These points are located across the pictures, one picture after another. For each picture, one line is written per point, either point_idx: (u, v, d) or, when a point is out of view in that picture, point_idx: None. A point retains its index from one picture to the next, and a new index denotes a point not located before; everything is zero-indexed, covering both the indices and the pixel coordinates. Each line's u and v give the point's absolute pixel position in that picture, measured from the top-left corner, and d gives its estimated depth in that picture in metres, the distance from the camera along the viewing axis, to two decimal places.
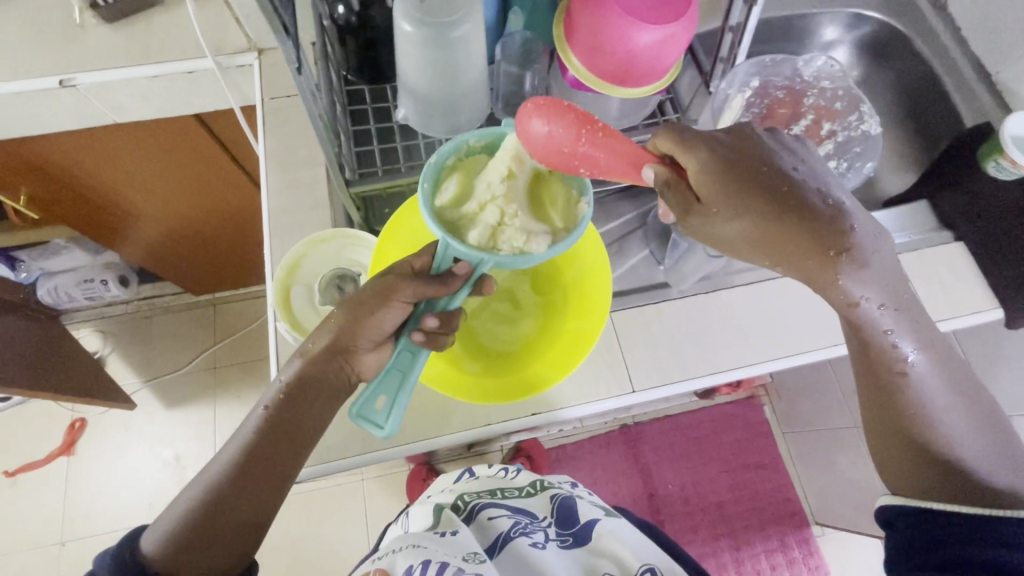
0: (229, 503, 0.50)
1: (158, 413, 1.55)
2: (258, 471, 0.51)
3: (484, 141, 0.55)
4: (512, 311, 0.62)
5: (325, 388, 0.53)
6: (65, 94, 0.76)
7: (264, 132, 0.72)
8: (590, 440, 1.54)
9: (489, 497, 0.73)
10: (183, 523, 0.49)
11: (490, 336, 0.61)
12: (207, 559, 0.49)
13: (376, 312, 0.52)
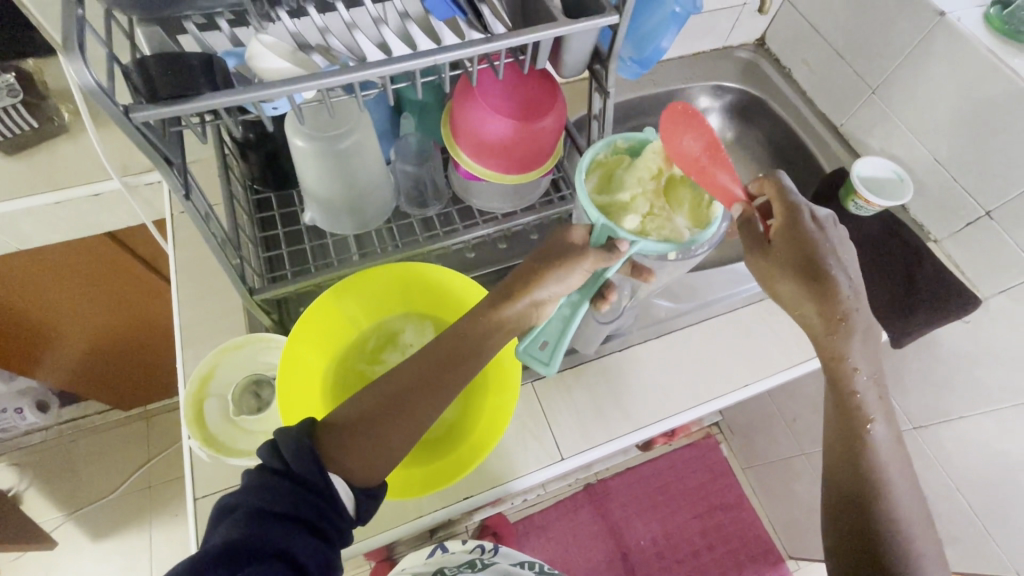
0: (385, 423, 0.50)
1: (84, 548, 1.40)
2: (388, 435, 0.50)
3: (630, 143, 0.57)
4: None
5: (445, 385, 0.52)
6: None
7: (175, 244, 0.73)
8: (556, 505, 1.51)
9: None
10: (331, 435, 0.49)
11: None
12: (357, 462, 0.48)
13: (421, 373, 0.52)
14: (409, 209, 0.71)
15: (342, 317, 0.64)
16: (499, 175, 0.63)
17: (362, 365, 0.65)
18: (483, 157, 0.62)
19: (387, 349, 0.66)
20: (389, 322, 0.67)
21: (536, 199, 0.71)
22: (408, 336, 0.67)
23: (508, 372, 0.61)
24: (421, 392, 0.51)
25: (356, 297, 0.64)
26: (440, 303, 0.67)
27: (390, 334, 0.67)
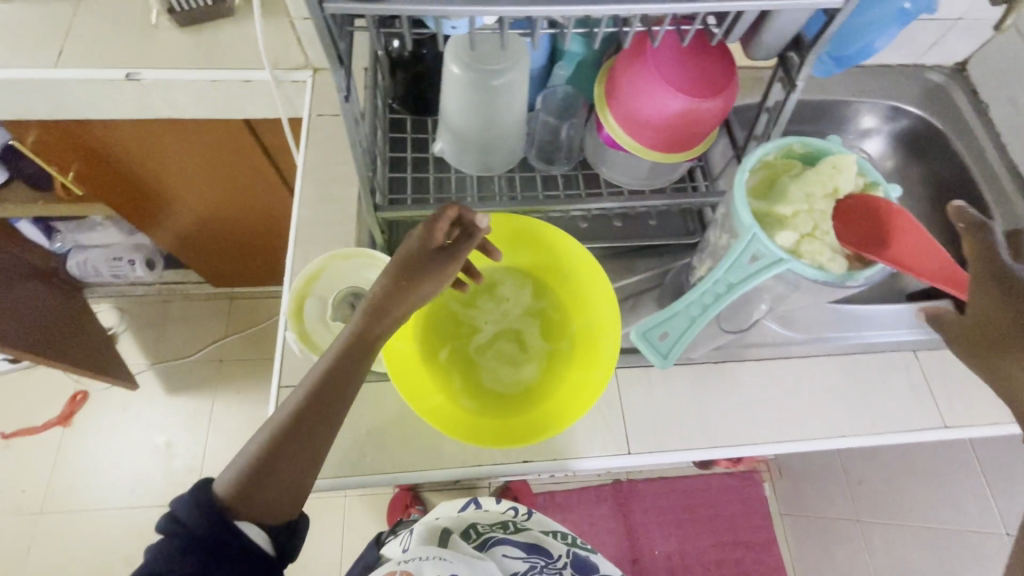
0: (278, 462, 0.50)
1: (158, 397, 1.55)
2: (290, 463, 0.50)
3: (807, 148, 0.51)
4: (515, 354, 0.62)
5: (325, 403, 0.52)
6: (129, 87, 0.80)
7: (308, 146, 0.75)
8: (580, 490, 1.50)
9: (502, 532, 0.76)
10: (235, 483, 0.49)
11: (486, 383, 0.60)
12: (267, 494, 0.50)
13: (312, 396, 0.51)
14: (537, 162, 0.68)
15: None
16: (643, 150, 0.59)
17: (453, 304, 0.64)
18: (632, 127, 0.58)
19: (479, 296, 0.65)
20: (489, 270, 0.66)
21: (668, 184, 0.67)
22: (503, 290, 0.65)
23: (599, 356, 0.58)
24: (310, 427, 0.51)
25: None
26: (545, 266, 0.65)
27: (486, 282, 0.65)
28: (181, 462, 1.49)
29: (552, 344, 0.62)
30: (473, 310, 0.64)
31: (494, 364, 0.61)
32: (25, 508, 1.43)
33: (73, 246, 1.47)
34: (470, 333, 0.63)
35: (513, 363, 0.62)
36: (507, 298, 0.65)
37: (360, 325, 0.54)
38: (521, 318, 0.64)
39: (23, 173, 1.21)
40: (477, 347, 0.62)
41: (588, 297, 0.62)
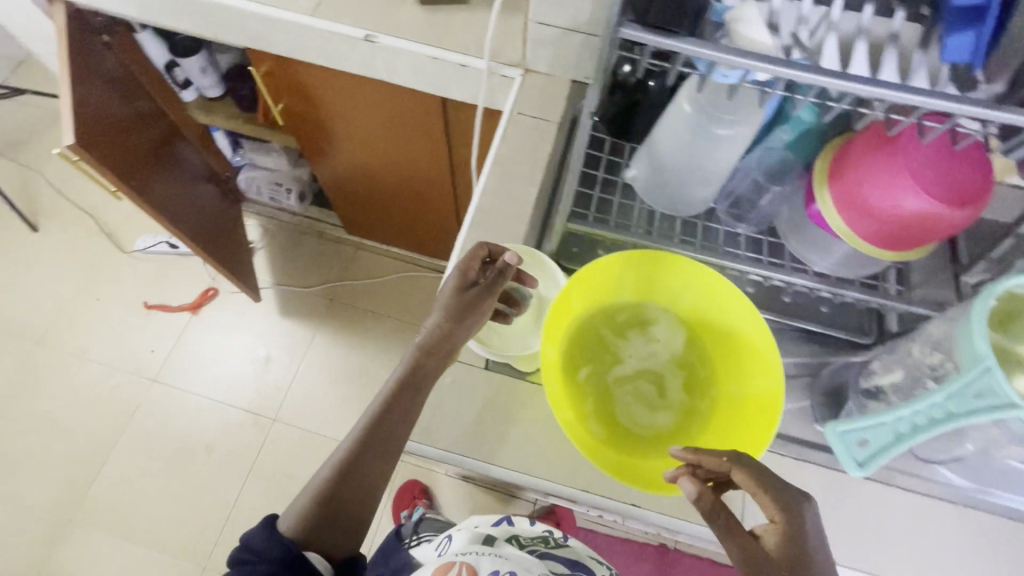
0: (343, 494, 0.58)
1: (271, 314, 1.70)
2: (351, 491, 0.58)
3: None
4: (653, 399, 0.61)
5: (387, 442, 0.59)
6: (363, 46, 0.89)
7: (502, 140, 0.79)
8: (623, 541, 1.45)
9: (546, 547, 0.70)
10: (303, 518, 0.55)
11: (619, 418, 0.60)
12: (335, 527, 0.56)
13: (371, 430, 0.59)
14: (726, 216, 0.68)
15: (615, 279, 0.63)
16: (852, 236, 0.56)
17: (605, 330, 0.64)
18: (850, 210, 0.56)
19: (631, 330, 0.64)
20: (648, 307, 0.65)
21: (856, 277, 0.64)
22: (656, 331, 0.64)
23: (749, 434, 0.55)
24: (363, 468, 0.59)
25: (642, 269, 0.62)
26: (708, 320, 0.63)
27: (642, 319, 0.65)
28: (275, 379, 1.62)
29: (693, 401, 0.61)
30: (623, 343, 0.63)
31: (630, 402, 0.61)
32: (142, 371, 1.61)
33: (248, 163, 1.66)
34: (614, 363, 0.63)
35: (650, 408, 0.61)
36: (658, 341, 0.64)
37: (413, 359, 0.60)
38: (667, 365, 0.63)
39: (237, 93, 1.38)
40: (618, 378, 0.62)
41: (748, 369, 0.59)
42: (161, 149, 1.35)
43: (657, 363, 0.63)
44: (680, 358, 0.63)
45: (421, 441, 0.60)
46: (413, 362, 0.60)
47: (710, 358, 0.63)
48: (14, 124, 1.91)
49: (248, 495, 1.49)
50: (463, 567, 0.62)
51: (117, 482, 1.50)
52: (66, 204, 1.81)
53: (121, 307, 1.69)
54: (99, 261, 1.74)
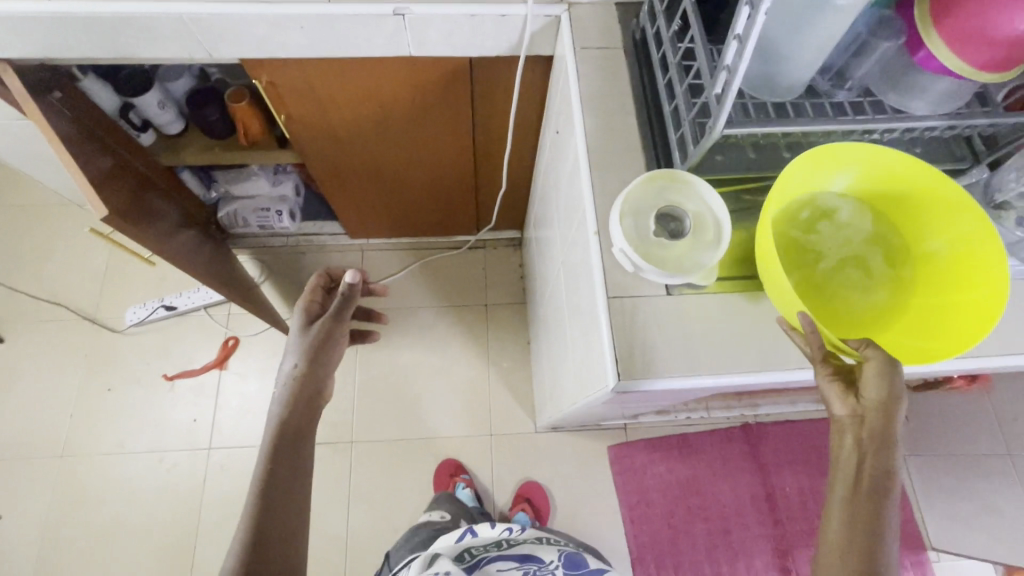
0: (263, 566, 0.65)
1: None
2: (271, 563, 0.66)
3: None
4: (864, 279, 0.66)
5: (283, 487, 0.73)
6: (392, 23, 0.83)
7: (580, 79, 0.79)
8: (712, 432, 1.57)
9: (496, 550, 0.88)
10: None
11: (841, 308, 0.65)
12: None
13: (264, 481, 0.73)
14: (829, 88, 0.71)
15: (796, 180, 0.66)
16: (969, 70, 0.62)
17: (799, 232, 0.67)
18: (965, 47, 0.61)
19: (820, 225, 0.68)
20: (828, 200, 0.68)
21: (960, 109, 0.68)
22: (839, 219, 0.68)
23: (974, 279, 0.61)
24: (271, 520, 0.69)
25: (821, 163, 0.65)
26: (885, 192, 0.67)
27: (824, 211, 0.68)
28: (337, 404, 1.56)
29: (899, 269, 0.66)
30: (817, 240, 0.67)
31: (846, 290, 0.66)
32: (192, 444, 1.50)
33: (225, 196, 1.52)
34: (816, 262, 0.67)
35: (863, 288, 0.66)
36: (846, 227, 0.68)
37: (277, 426, 0.80)
38: (861, 245, 0.68)
39: (205, 121, 1.22)
40: (825, 272, 0.66)
41: (941, 222, 0.65)
42: (147, 205, 1.20)
43: (854, 247, 0.68)
44: (869, 235, 0.68)
45: (647, 376, 0.64)
46: (284, 416, 0.81)
47: (895, 226, 0.68)
48: None
49: (358, 521, 1.46)
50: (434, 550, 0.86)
51: (216, 560, 1.42)
52: (24, 305, 1.60)
53: (140, 390, 1.54)
54: (92, 352, 1.57)
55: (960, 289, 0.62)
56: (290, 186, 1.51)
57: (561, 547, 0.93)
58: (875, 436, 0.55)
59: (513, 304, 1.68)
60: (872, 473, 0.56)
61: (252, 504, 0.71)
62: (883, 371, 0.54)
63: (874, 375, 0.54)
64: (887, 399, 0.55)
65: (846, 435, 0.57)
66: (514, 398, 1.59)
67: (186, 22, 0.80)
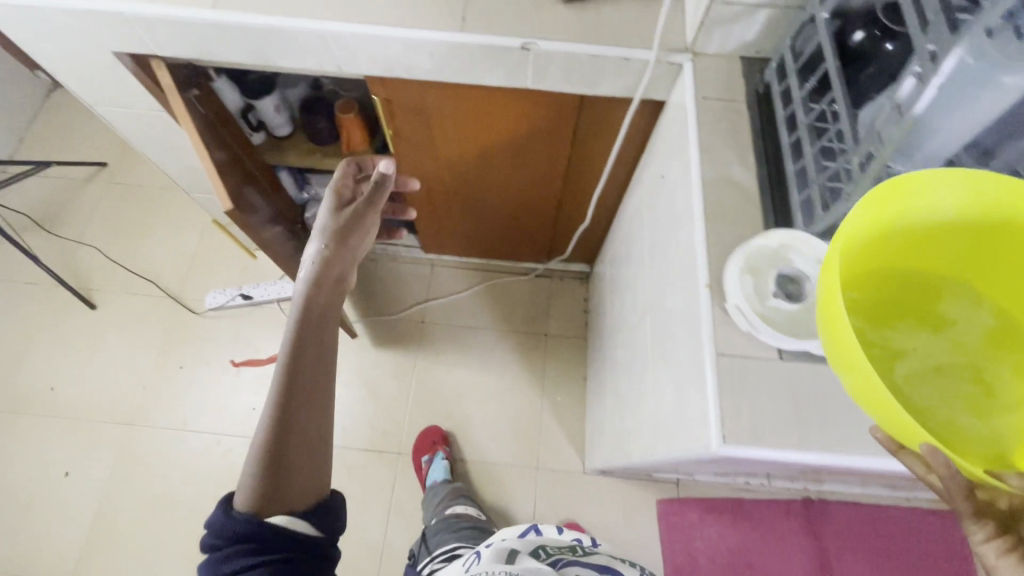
0: (290, 454, 0.63)
1: (365, 348, 1.65)
2: (302, 454, 0.64)
3: None
4: (977, 391, 0.50)
5: (310, 370, 0.68)
6: (517, 56, 0.85)
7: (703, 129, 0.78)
8: (769, 501, 1.48)
9: (571, 554, 0.61)
10: (252, 497, 0.61)
11: (975, 437, 0.48)
12: (294, 481, 0.63)
13: (291, 359, 0.68)
14: None
15: (882, 253, 0.54)
16: None
17: (892, 326, 0.54)
18: None
19: (929, 328, 0.54)
20: (925, 284, 0.55)
21: None
22: (959, 318, 0.54)
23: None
24: (301, 406, 0.66)
25: (917, 230, 0.53)
26: (1018, 281, 0.52)
27: (934, 306, 0.55)
28: (391, 413, 1.57)
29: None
30: (921, 337, 0.54)
31: (981, 416, 0.49)
32: (248, 432, 1.55)
33: (314, 199, 1.59)
34: (915, 365, 0.53)
35: (992, 406, 0.49)
36: (984, 333, 0.53)
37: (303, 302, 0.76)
38: (997, 356, 0.52)
39: (314, 128, 1.30)
40: (922, 380, 0.52)
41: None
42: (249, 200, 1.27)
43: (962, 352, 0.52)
44: (1012, 344, 0.52)
45: (754, 443, 0.60)
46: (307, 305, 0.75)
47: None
48: (41, 204, 1.80)
49: (395, 534, 1.45)
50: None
51: None
52: (120, 275, 1.72)
53: (208, 371, 1.61)
54: (172, 329, 1.66)
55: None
56: (374, 194, 1.57)
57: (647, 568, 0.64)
58: None
59: (574, 338, 1.66)
60: None
61: (271, 399, 0.65)
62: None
63: None
64: None
65: None
66: (564, 434, 1.55)
67: (327, 40, 0.86)
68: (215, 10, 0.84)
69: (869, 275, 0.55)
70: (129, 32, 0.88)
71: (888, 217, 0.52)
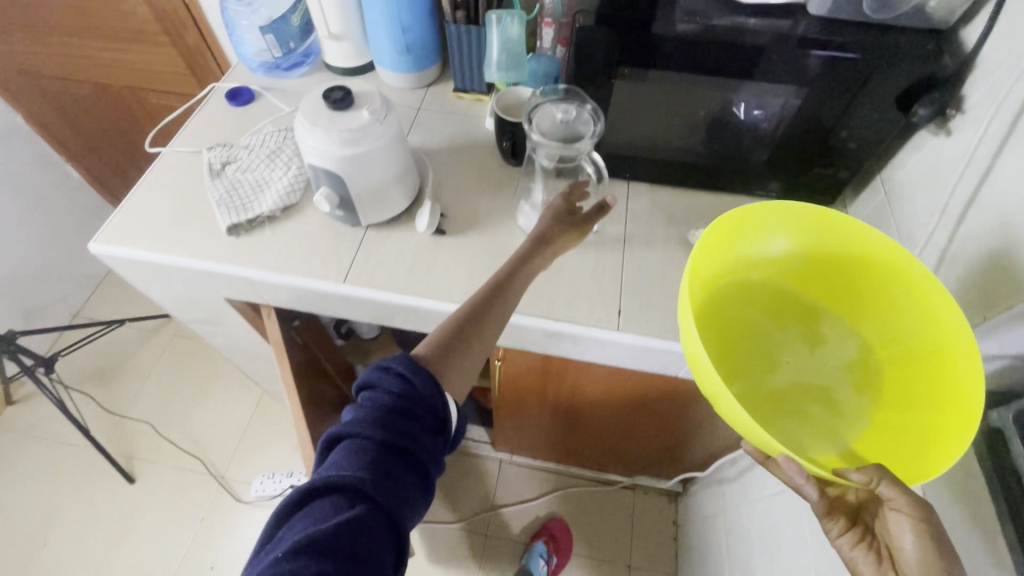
0: (472, 341, 0.62)
1: (420, 563, 1.43)
2: (473, 342, 0.62)
3: None
4: (799, 370, 0.67)
5: (516, 284, 0.67)
6: (679, 359, 0.74)
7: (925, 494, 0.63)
8: None
9: None
10: (436, 352, 0.59)
11: (809, 438, 0.62)
12: (465, 359, 0.61)
13: (515, 276, 0.67)
14: None
15: (730, 281, 0.69)
16: None
17: (742, 340, 0.69)
18: None
19: (776, 343, 0.69)
20: (744, 272, 0.69)
21: None
22: (822, 339, 0.69)
23: (955, 391, 0.54)
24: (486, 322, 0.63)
25: (752, 257, 0.69)
26: (841, 297, 0.69)
27: (782, 321, 0.70)
28: None
29: (864, 378, 0.65)
30: (772, 357, 0.68)
31: (821, 422, 0.63)
32: None
33: None
34: (773, 373, 0.67)
35: (838, 420, 0.63)
36: (822, 338, 0.68)
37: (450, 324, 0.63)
38: (823, 360, 0.67)
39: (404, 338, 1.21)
40: (746, 350, 0.68)
41: (912, 324, 0.62)
42: (327, 415, 1.15)
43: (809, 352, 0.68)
44: (835, 351, 0.68)
45: None
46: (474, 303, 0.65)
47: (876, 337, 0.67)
48: (99, 356, 1.73)
49: None
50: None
51: None
52: (165, 443, 1.58)
53: None
54: (210, 518, 1.48)
55: (941, 404, 0.56)
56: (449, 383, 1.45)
57: None
58: None
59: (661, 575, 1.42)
60: None
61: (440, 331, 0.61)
62: (912, 532, 0.51)
63: (920, 531, 0.50)
64: (929, 559, 0.50)
65: None
66: None
67: None
68: (345, 282, 0.78)
69: (723, 295, 0.69)
70: (249, 290, 0.81)
71: (728, 254, 0.67)
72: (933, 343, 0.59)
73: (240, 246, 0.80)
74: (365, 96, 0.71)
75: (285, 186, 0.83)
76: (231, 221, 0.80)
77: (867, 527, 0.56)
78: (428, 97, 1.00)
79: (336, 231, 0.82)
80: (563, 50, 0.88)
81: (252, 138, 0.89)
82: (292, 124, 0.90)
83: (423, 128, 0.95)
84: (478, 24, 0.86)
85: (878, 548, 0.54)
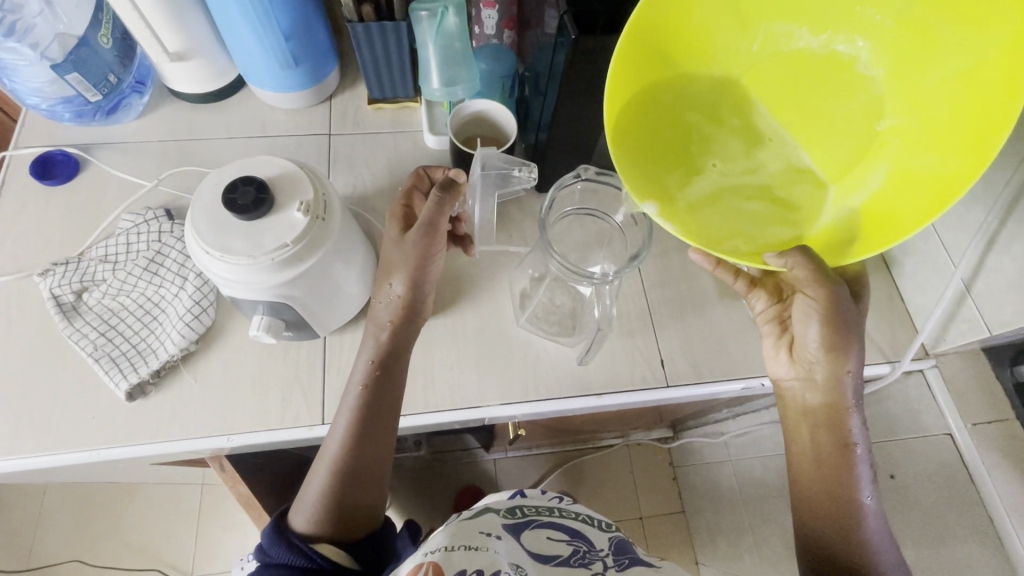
0: (370, 444, 0.54)
1: None
2: (376, 445, 0.54)
3: None
4: (765, 146, 0.55)
5: (412, 311, 0.57)
6: (733, 393, 0.67)
7: (987, 473, 0.64)
8: None
9: (550, 515, 0.65)
10: (320, 484, 0.53)
11: (779, 221, 0.53)
12: (360, 466, 0.54)
13: (408, 300, 0.56)
14: None
15: (684, 38, 0.53)
16: None
17: (692, 122, 0.56)
18: None
19: (738, 113, 0.56)
20: (700, 16, 0.52)
21: None
22: (796, 106, 0.55)
23: (959, 133, 0.45)
24: (380, 416, 0.54)
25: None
26: (836, 29, 0.52)
27: (753, 84, 0.56)
28: None
29: (845, 139, 0.53)
30: (738, 135, 0.56)
31: (791, 202, 0.54)
32: None
33: None
34: (731, 155, 0.56)
35: (808, 201, 0.54)
36: (784, 104, 0.55)
37: (374, 395, 0.54)
38: (801, 127, 0.55)
39: None
40: (702, 129, 0.56)
41: (923, 49, 0.48)
42: None
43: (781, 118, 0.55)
44: (823, 105, 0.54)
45: None
46: (387, 359, 0.55)
47: (865, 79, 0.52)
48: None
49: None
50: (428, 568, 0.44)
51: None
52: None
53: None
54: None
55: (949, 142, 0.46)
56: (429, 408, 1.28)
57: (612, 533, 0.67)
58: (806, 372, 0.56)
59: (671, 515, 1.41)
60: (778, 387, 0.60)
61: (342, 423, 0.54)
62: (811, 315, 0.54)
63: (808, 310, 0.54)
64: (824, 337, 0.54)
65: (782, 351, 0.59)
66: None
67: (484, 423, 0.63)
68: (324, 422, 0.57)
69: (674, 64, 0.54)
70: (182, 458, 0.58)
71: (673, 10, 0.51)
72: (966, 59, 0.45)
73: (154, 414, 0.56)
74: (284, 181, 0.49)
75: (188, 309, 0.59)
76: (127, 383, 0.56)
77: (785, 313, 0.60)
78: (335, 115, 0.74)
79: (285, 354, 0.60)
80: (511, 33, 0.68)
81: (110, 244, 0.62)
82: (156, 208, 0.64)
83: (347, 164, 0.71)
84: (396, 17, 0.62)
85: (785, 328, 0.59)
